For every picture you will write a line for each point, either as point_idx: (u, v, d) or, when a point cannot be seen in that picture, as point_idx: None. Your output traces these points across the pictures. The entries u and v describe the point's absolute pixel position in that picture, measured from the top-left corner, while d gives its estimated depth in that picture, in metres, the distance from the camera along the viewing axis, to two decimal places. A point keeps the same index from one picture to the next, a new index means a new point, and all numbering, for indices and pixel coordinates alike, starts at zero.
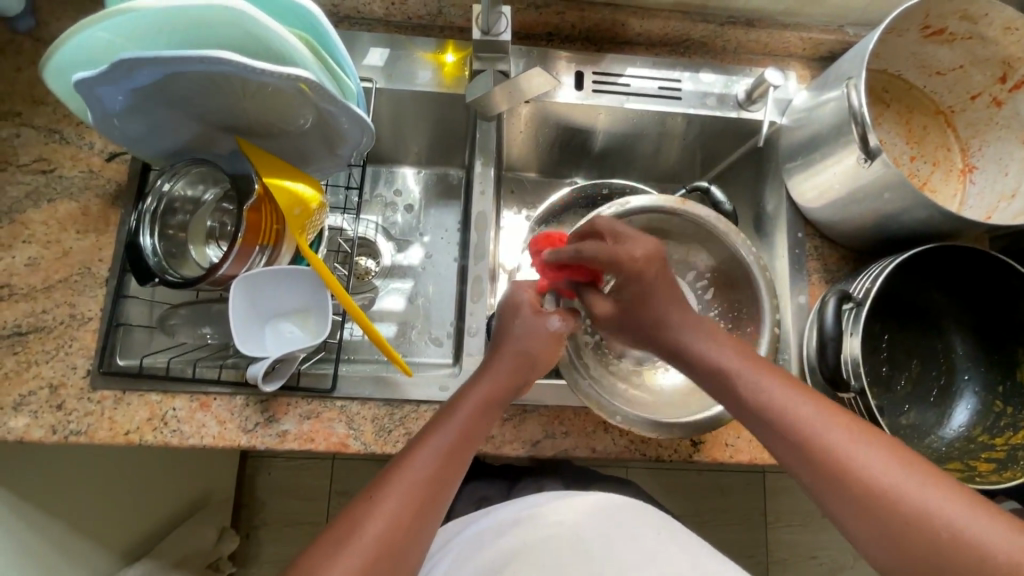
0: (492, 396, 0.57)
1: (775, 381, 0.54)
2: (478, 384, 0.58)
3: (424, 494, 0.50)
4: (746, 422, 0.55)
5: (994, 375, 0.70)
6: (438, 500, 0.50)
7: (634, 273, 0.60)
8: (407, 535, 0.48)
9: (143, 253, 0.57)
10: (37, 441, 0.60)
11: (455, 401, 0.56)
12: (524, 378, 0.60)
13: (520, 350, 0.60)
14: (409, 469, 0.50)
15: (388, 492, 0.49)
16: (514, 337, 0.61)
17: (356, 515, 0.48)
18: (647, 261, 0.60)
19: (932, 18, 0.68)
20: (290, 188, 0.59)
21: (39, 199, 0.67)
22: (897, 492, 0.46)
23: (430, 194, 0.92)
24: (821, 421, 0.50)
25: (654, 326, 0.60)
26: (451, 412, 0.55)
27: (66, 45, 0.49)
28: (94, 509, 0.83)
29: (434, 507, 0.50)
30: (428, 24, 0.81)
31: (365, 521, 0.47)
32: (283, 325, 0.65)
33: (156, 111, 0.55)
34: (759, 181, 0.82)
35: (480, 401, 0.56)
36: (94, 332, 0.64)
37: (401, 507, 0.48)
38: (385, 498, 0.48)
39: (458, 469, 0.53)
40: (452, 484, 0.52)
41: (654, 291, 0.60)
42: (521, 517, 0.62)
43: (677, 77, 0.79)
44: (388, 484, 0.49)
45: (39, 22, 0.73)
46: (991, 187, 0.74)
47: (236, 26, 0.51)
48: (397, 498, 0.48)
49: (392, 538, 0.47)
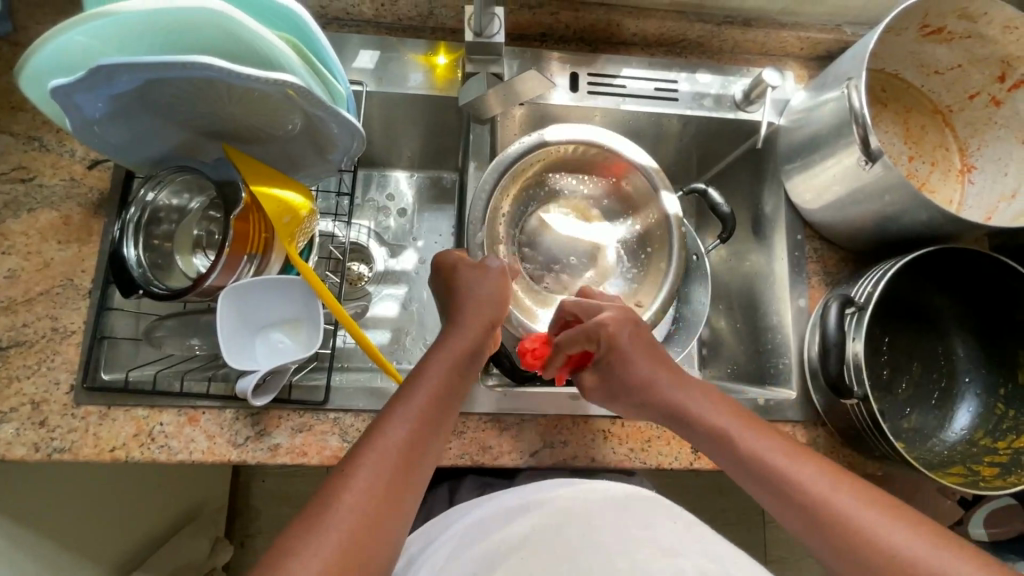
0: (461, 355, 0.55)
1: (710, 403, 0.57)
2: (445, 341, 0.56)
3: (399, 461, 0.48)
4: (701, 445, 0.57)
5: (996, 377, 0.69)
6: (413, 469, 0.49)
7: (607, 337, 0.60)
8: (384, 505, 0.46)
9: (127, 264, 0.55)
10: (19, 459, 0.58)
11: (422, 363, 0.55)
12: (481, 336, 0.57)
13: (478, 301, 0.59)
14: (381, 438, 0.49)
15: (359, 464, 0.47)
16: (469, 294, 0.59)
17: (329, 490, 0.46)
18: (617, 325, 0.60)
19: (931, 17, 0.67)
20: (279, 196, 0.57)
21: (19, 209, 0.65)
22: (824, 499, 0.49)
23: (423, 198, 0.91)
24: (758, 439, 0.54)
25: (638, 387, 0.59)
26: (425, 371, 0.54)
27: (43, 50, 0.47)
28: (80, 525, 0.80)
29: (412, 477, 0.48)
30: (419, 26, 0.79)
31: (343, 491, 0.45)
32: (273, 335, 0.63)
33: (137, 117, 0.53)
34: (757, 182, 0.81)
35: (450, 359, 0.55)
36: (77, 346, 0.62)
37: (375, 477, 0.46)
38: (358, 470, 0.46)
39: (434, 434, 0.51)
40: (428, 451, 0.50)
41: (624, 347, 0.59)
42: (525, 503, 0.61)
43: (673, 78, 0.78)
44: (363, 455, 0.48)
45: (15, 26, 0.70)
46: (990, 187, 0.74)
47: (218, 30, 0.49)
48: (372, 466, 0.47)
49: (369, 512, 0.45)
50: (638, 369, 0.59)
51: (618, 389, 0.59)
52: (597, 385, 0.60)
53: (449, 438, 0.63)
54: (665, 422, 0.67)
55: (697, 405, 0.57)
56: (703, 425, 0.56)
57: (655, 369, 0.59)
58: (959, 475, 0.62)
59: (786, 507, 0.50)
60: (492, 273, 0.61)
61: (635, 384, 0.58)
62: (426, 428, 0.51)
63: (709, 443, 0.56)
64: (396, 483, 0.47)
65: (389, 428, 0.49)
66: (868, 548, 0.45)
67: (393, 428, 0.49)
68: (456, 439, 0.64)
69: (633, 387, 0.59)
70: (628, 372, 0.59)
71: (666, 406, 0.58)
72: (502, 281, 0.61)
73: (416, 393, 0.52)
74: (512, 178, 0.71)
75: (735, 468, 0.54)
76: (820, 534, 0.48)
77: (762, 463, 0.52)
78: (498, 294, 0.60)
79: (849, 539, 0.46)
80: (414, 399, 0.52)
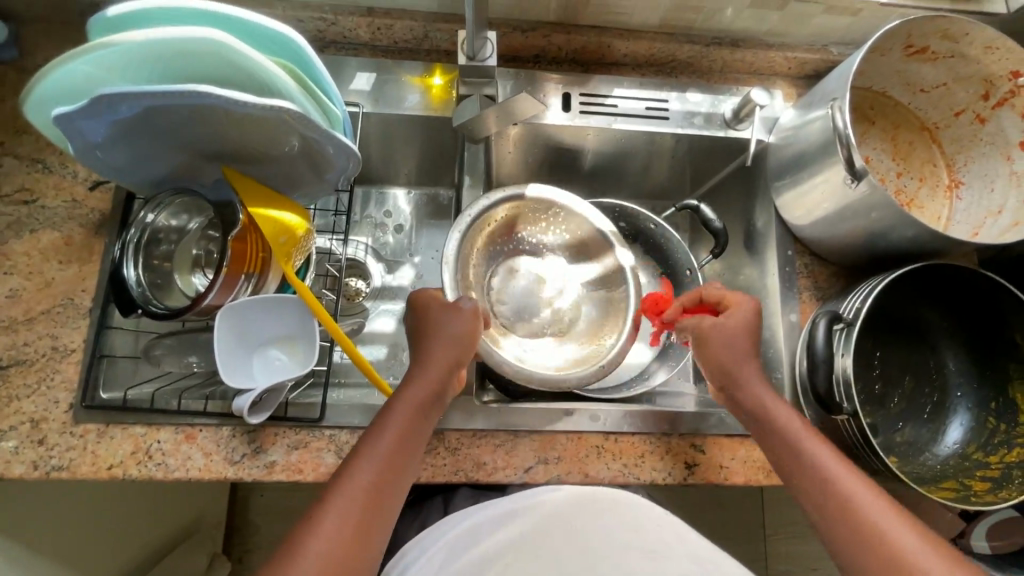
0: (429, 396, 0.57)
1: (769, 394, 0.60)
2: (412, 378, 0.57)
3: (366, 502, 0.51)
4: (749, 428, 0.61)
5: (987, 392, 0.69)
6: (381, 506, 0.52)
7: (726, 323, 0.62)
8: (354, 544, 0.49)
9: (126, 284, 0.56)
10: (18, 478, 0.59)
11: (389, 401, 0.56)
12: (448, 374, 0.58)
13: (446, 343, 0.59)
14: (349, 480, 0.51)
15: (327, 507, 0.50)
16: (436, 334, 0.60)
17: (301, 531, 0.49)
18: (738, 315, 0.63)
19: (915, 38, 0.69)
20: (277, 217, 0.58)
21: (21, 229, 0.66)
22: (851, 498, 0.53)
23: (420, 215, 0.92)
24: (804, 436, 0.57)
25: (725, 369, 0.61)
26: (390, 411, 0.55)
27: (49, 76, 0.48)
28: (80, 542, 0.80)
29: (379, 518, 0.51)
30: (415, 48, 0.81)
31: (312, 533, 0.49)
32: (271, 352, 0.64)
33: (139, 141, 0.55)
34: (749, 198, 0.82)
35: (416, 400, 0.56)
36: (77, 364, 0.63)
37: (343, 519, 0.49)
38: (326, 513, 0.49)
39: (401, 475, 0.54)
40: (394, 491, 0.53)
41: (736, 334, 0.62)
42: (519, 509, 0.59)
43: (664, 97, 0.79)
44: (329, 500, 0.50)
45: (21, 51, 0.72)
46: (977, 203, 0.75)
47: (215, 59, 0.50)
48: (342, 508, 0.50)
49: (338, 555, 0.48)
50: (741, 320, 0.63)
51: (711, 366, 0.62)
52: (714, 346, 0.62)
53: (443, 454, 0.64)
54: (658, 437, 0.67)
55: (761, 396, 0.60)
56: (760, 412, 0.59)
57: (750, 359, 0.62)
58: (951, 490, 0.63)
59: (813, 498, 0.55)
60: (463, 312, 0.61)
61: (737, 336, 0.62)
62: (394, 467, 0.53)
63: (759, 426, 0.60)
64: (364, 524, 0.50)
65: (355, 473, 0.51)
66: (878, 549, 0.51)
67: (360, 472, 0.52)
68: (451, 455, 0.64)
69: (732, 357, 0.62)
70: (732, 325, 0.62)
71: (739, 393, 0.61)
72: (473, 321, 0.61)
73: (382, 435, 0.54)
74: (480, 231, 0.72)
75: (777, 453, 0.58)
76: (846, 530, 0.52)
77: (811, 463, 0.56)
78: (467, 332, 0.60)
79: (865, 539, 0.51)
80: (381, 440, 0.53)
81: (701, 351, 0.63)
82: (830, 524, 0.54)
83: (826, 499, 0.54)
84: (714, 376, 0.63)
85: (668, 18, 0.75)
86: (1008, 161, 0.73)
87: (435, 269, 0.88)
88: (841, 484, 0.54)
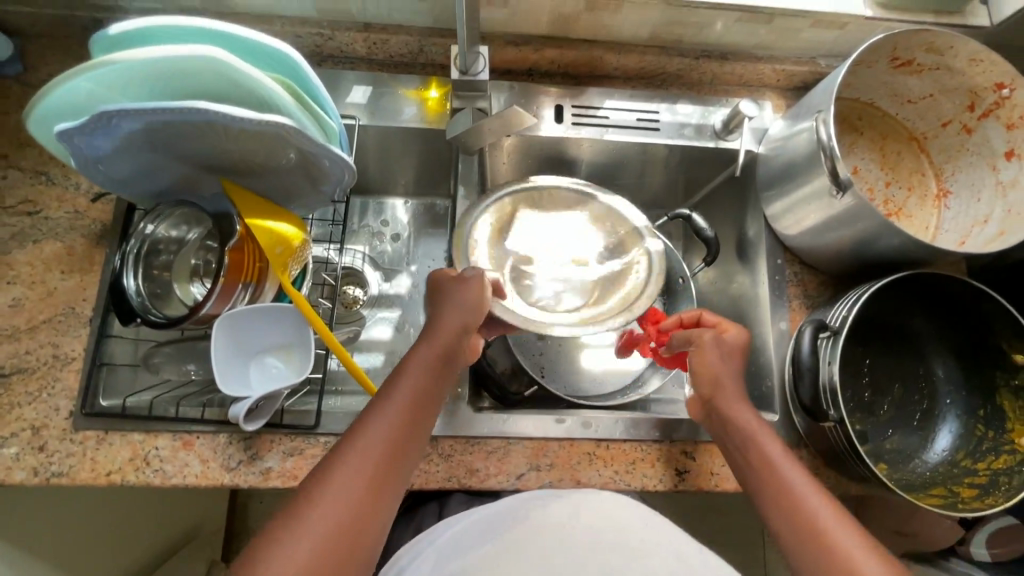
0: (442, 356, 0.57)
1: (749, 414, 0.60)
2: (426, 342, 0.58)
3: (381, 460, 0.50)
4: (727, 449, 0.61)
5: (976, 399, 0.70)
6: (395, 467, 0.51)
7: (715, 341, 0.64)
8: (369, 501, 0.49)
9: (126, 294, 0.57)
10: (18, 484, 0.60)
11: (403, 363, 0.57)
12: (460, 347, 0.59)
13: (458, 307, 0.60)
14: (363, 437, 0.51)
15: (343, 461, 0.49)
16: (446, 307, 0.60)
17: (314, 486, 0.48)
18: (726, 337, 0.65)
19: (900, 50, 0.70)
20: (273, 228, 0.60)
21: (25, 240, 0.68)
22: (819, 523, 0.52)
23: (418, 224, 0.93)
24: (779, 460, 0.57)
25: (712, 385, 0.63)
26: (405, 371, 0.56)
27: (53, 92, 0.50)
28: (79, 548, 0.81)
29: (391, 480, 0.50)
30: (410, 62, 0.83)
31: (326, 488, 0.48)
32: (267, 360, 0.66)
33: (139, 155, 0.56)
34: (741, 208, 0.83)
35: (429, 361, 0.57)
36: (77, 372, 0.64)
37: (358, 475, 0.49)
38: (341, 467, 0.49)
39: (415, 435, 0.54)
40: (406, 457, 0.52)
41: (725, 351, 0.64)
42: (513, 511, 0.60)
43: (655, 109, 0.81)
44: (344, 457, 0.50)
45: (27, 67, 0.74)
46: (965, 212, 0.75)
47: (213, 76, 0.52)
48: (356, 464, 0.49)
49: (353, 509, 0.47)
50: (734, 334, 0.65)
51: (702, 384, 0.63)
52: (711, 358, 0.63)
53: (436, 461, 0.65)
54: (649, 444, 0.68)
55: (741, 416, 0.60)
56: (739, 430, 0.60)
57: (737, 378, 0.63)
58: (939, 497, 0.63)
59: (784, 520, 0.54)
60: (470, 283, 0.61)
61: (733, 348, 0.64)
62: (407, 429, 0.53)
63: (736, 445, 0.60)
64: (379, 481, 0.50)
65: (368, 433, 0.51)
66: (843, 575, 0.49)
67: (374, 431, 0.51)
68: (444, 462, 0.65)
69: (724, 370, 0.63)
70: (728, 337, 0.65)
71: (724, 408, 0.61)
72: (481, 292, 0.61)
73: (396, 394, 0.54)
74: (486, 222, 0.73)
75: (752, 474, 0.58)
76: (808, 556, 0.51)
77: (783, 486, 0.55)
78: (479, 306, 0.60)
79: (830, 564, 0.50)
80: (396, 399, 0.54)
81: (696, 360, 0.64)
82: (795, 550, 0.52)
83: (798, 523, 0.53)
84: (701, 387, 0.64)
85: (657, 32, 0.77)
86: (995, 171, 0.73)
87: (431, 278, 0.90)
88: (810, 507, 0.53)
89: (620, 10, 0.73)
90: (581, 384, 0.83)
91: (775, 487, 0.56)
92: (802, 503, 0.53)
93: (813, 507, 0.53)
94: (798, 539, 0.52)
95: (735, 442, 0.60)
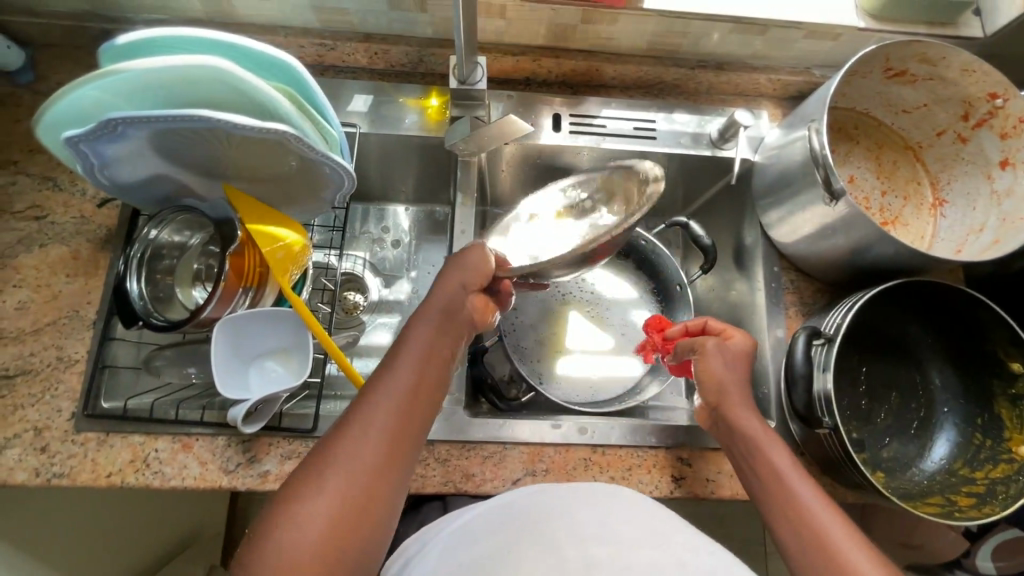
0: (448, 321, 0.58)
1: (757, 423, 0.60)
2: (432, 305, 0.59)
3: (400, 417, 0.51)
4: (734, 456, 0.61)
5: (974, 408, 0.70)
6: (413, 426, 0.51)
7: (720, 350, 0.64)
8: (390, 457, 0.49)
9: (129, 298, 0.58)
10: (20, 485, 0.61)
11: (412, 324, 0.57)
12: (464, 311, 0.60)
13: (461, 273, 0.61)
14: (381, 395, 0.51)
15: (363, 417, 0.50)
16: (451, 271, 0.61)
17: (333, 442, 0.48)
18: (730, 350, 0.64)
19: (893, 61, 0.71)
20: (273, 233, 0.61)
21: (32, 244, 0.69)
22: (826, 534, 0.51)
23: (418, 230, 0.94)
24: (787, 468, 0.57)
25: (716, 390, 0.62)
26: (416, 331, 0.56)
27: (60, 100, 0.51)
28: (77, 552, 0.82)
29: (410, 440, 0.51)
30: (411, 71, 0.84)
31: (346, 444, 0.48)
32: (267, 364, 0.67)
33: (143, 161, 0.57)
34: (738, 216, 0.84)
35: (439, 324, 0.57)
36: (80, 374, 0.65)
37: (379, 432, 0.49)
38: (363, 423, 0.49)
39: (431, 396, 0.54)
40: (421, 421, 0.52)
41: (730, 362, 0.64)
42: (521, 504, 0.58)
43: (652, 118, 0.82)
44: (359, 417, 0.50)
45: (37, 76, 0.77)
46: (962, 220, 0.76)
47: (216, 85, 0.53)
48: (376, 420, 0.50)
49: (372, 465, 0.48)
50: (738, 341, 0.65)
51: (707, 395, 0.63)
52: (714, 363, 0.63)
53: (432, 465, 0.65)
54: (645, 450, 0.68)
55: (745, 423, 0.60)
56: (743, 438, 0.59)
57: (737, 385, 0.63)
58: (936, 505, 0.63)
59: (789, 527, 0.53)
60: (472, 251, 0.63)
61: (738, 353, 0.64)
62: (422, 390, 0.53)
63: (742, 453, 0.60)
64: (398, 439, 0.50)
65: (381, 395, 0.51)
66: None
67: (390, 390, 0.52)
68: (440, 467, 0.65)
69: (729, 377, 0.63)
70: (732, 343, 0.65)
71: (731, 416, 0.61)
72: (484, 259, 0.62)
73: (409, 354, 0.54)
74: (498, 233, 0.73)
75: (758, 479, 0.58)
76: (809, 561, 0.51)
77: (789, 495, 0.55)
78: (481, 270, 0.62)
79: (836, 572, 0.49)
80: (410, 358, 0.54)
81: (700, 367, 0.64)
82: (800, 557, 0.52)
83: (804, 533, 0.52)
84: (707, 395, 0.63)
85: (653, 43, 0.78)
86: (990, 180, 0.74)
87: (431, 283, 0.90)
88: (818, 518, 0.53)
89: (617, 21, 0.74)
90: (579, 390, 0.84)
91: (779, 496, 0.55)
92: (807, 514, 0.53)
93: (815, 513, 0.53)
94: (801, 544, 0.52)
95: (741, 453, 0.60)
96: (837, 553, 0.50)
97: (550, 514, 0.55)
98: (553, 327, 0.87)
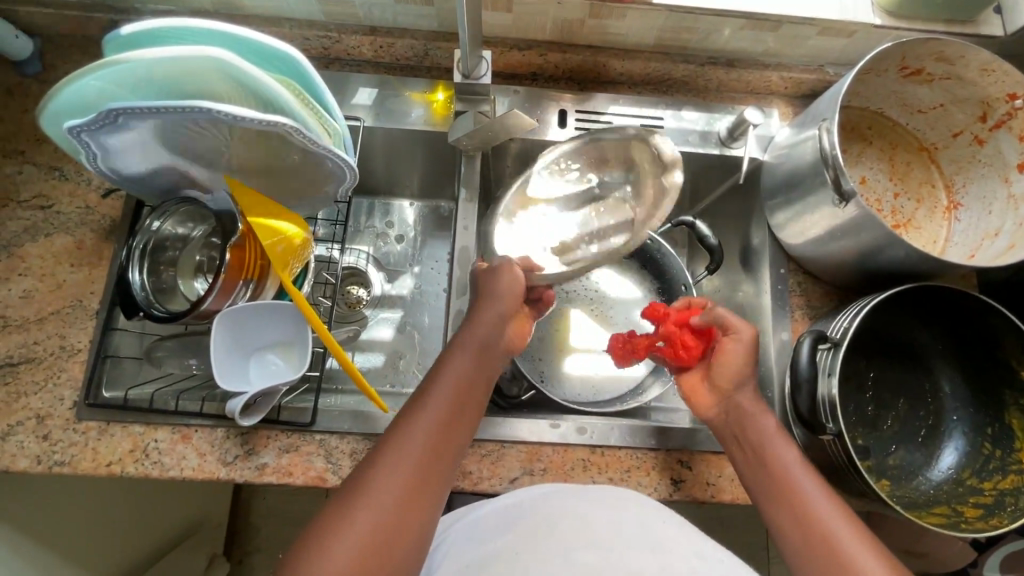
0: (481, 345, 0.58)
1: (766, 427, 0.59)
2: (466, 330, 0.59)
3: (434, 440, 0.51)
4: (740, 459, 0.59)
5: (984, 417, 0.69)
6: (447, 449, 0.51)
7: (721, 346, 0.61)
8: (424, 479, 0.49)
9: (131, 288, 0.58)
10: (22, 471, 0.61)
11: (450, 350, 0.58)
12: (500, 342, 0.60)
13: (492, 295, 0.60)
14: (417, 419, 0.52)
15: (399, 440, 0.50)
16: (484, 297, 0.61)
17: (371, 465, 0.49)
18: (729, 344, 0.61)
19: (909, 59, 0.69)
20: (274, 226, 0.60)
21: (37, 233, 0.70)
22: (832, 535, 0.51)
23: (422, 226, 0.94)
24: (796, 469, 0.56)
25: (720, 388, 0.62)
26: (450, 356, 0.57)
27: (65, 90, 0.51)
28: (81, 538, 0.83)
29: (444, 461, 0.51)
30: (416, 65, 0.84)
31: (383, 467, 0.48)
32: (268, 356, 0.67)
33: (146, 152, 0.57)
34: (747, 216, 0.82)
35: (473, 347, 0.58)
36: (82, 363, 0.65)
37: (414, 453, 0.50)
38: (398, 446, 0.50)
39: (465, 419, 0.54)
40: (455, 442, 0.52)
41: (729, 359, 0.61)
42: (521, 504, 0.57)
43: (660, 115, 0.80)
44: (394, 441, 0.50)
45: (45, 66, 0.77)
46: (976, 224, 0.74)
47: (218, 77, 0.53)
48: (411, 443, 0.50)
49: (407, 485, 0.48)
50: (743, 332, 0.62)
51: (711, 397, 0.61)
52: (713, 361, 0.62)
53: None
54: (644, 452, 0.68)
55: (753, 426, 0.59)
56: (752, 442, 0.58)
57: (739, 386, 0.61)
58: (941, 516, 0.62)
59: (795, 529, 0.52)
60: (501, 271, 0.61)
61: None
62: (455, 412, 0.53)
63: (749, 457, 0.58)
64: (433, 461, 0.50)
65: (416, 418, 0.52)
66: None
67: (427, 414, 0.52)
68: None
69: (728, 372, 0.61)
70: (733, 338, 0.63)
71: (738, 414, 0.60)
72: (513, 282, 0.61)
73: (443, 378, 0.55)
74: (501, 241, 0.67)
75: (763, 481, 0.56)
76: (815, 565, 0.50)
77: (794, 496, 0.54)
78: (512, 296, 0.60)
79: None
80: (443, 382, 0.55)
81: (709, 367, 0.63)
82: (805, 560, 0.51)
83: (810, 535, 0.51)
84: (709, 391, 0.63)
85: (662, 38, 0.77)
86: (1007, 184, 0.72)
87: (434, 278, 0.90)
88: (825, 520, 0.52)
89: (625, 16, 0.73)
90: (580, 389, 0.83)
91: (785, 497, 0.54)
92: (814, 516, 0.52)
93: (819, 512, 0.52)
94: (806, 546, 0.51)
95: (747, 446, 0.59)
96: (844, 555, 0.49)
97: (550, 515, 0.54)
98: (555, 326, 0.87)
